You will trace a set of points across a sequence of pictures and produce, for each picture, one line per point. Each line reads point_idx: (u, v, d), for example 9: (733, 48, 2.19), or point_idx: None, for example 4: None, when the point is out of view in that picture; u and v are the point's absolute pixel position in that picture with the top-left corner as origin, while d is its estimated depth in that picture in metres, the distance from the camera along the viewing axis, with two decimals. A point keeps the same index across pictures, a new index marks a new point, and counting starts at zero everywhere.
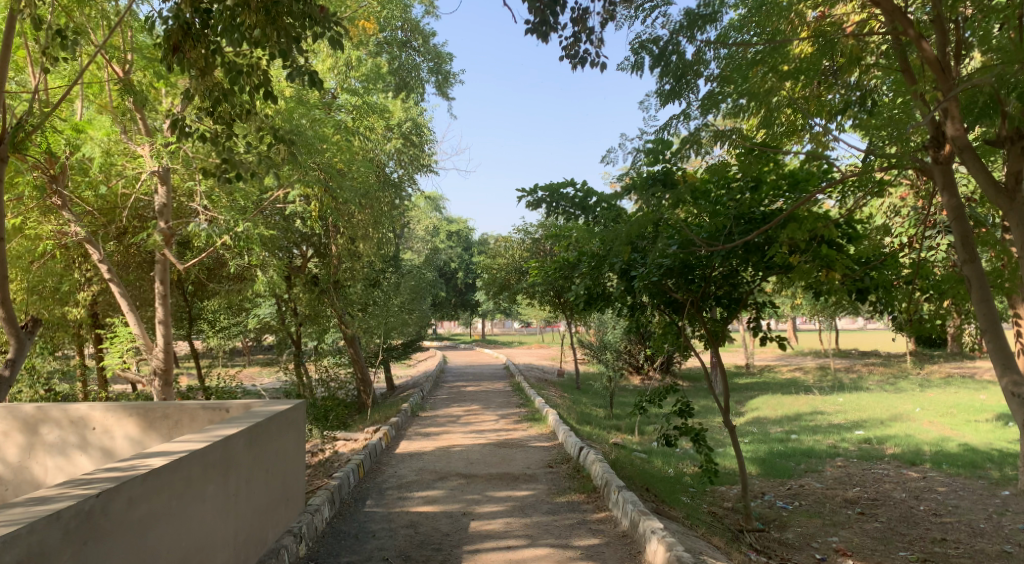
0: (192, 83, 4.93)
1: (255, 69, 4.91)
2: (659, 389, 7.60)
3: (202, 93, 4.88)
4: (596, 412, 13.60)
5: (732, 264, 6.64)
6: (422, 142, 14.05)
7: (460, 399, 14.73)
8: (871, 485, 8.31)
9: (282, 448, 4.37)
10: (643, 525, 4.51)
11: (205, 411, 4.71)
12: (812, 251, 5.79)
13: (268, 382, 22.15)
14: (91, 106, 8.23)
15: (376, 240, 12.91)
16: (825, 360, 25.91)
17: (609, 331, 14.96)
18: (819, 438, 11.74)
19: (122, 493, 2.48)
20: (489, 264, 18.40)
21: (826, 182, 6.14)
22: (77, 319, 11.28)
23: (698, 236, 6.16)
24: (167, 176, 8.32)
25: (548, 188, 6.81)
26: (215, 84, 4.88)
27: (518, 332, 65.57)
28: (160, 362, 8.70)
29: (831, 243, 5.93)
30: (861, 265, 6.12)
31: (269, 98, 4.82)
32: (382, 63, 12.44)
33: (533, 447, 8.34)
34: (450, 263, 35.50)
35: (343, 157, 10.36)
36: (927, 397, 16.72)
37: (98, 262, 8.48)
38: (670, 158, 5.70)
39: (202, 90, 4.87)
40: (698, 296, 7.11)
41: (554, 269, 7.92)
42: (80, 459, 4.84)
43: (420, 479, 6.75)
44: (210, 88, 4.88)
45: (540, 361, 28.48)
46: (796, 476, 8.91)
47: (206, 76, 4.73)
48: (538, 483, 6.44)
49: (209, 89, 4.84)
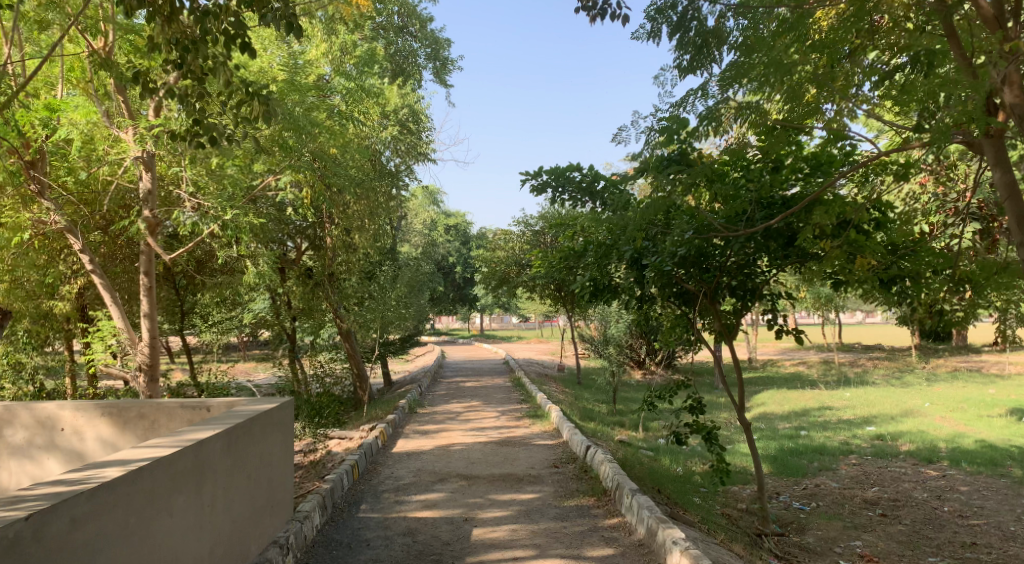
0: (157, 32, 4.69)
1: (224, 12, 4.62)
2: (669, 385, 7.22)
3: (167, 43, 4.68)
4: (599, 408, 13.23)
5: (747, 253, 6.30)
6: (420, 130, 13.61)
7: (459, 394, 14.36)
8: (890, 485, 7.96)
9: (266, 451, 3.99)
10: (662, 534, 4.14)
11: (183, 410, 4.33)
12: (842, 236, 5.41)
13: (264, 379, 21.79)
14: (73, 89, 7.88)
15: (372, 231, 12.51)
16: (829, 354, 25.60)
17: (612, 324, 14.57)
18: (830, 434, 11.39)
19: (61, 513, 2.12)
20: (488, 257, 17.95)
21: (848, 165, 5.76)
22: (64, 313, 10.90)
23: (716, 220, 5.84)
24: (152, 162, 7.92)
25: (552, 172, 6.37)
26: (181, 31, 4.62)
27: (517, 327, 65.05)
28: (144, 357, 8.29)
29: (859, 229, 5.57)
30: (892, 253, 5.76)
31: (246, 49, 4.57)
32: (377, 47, 12.03)
33: (536, 446, 7.96)
34: (449, 257, 35.06)
35: (337, 143, 9.96)
36: (936, 392, 16.39)
37: (79, 252, 8.09)
38: (685, 138, 5.41)
39: (166, 38, 4.67)
40: (711, 287, 6.74)
41: (558, 259, 7.50)
42: (48, 464, 4.45)
43: (419, 480, 6.37)
44: (175, 35, 4.61)
45: (540, 356, 28.08)
46: (811, 475, 8.56)
47: (171, 22, 4.59)
48: (543, 485, 6.07)
49: (176, 38, 4.64)
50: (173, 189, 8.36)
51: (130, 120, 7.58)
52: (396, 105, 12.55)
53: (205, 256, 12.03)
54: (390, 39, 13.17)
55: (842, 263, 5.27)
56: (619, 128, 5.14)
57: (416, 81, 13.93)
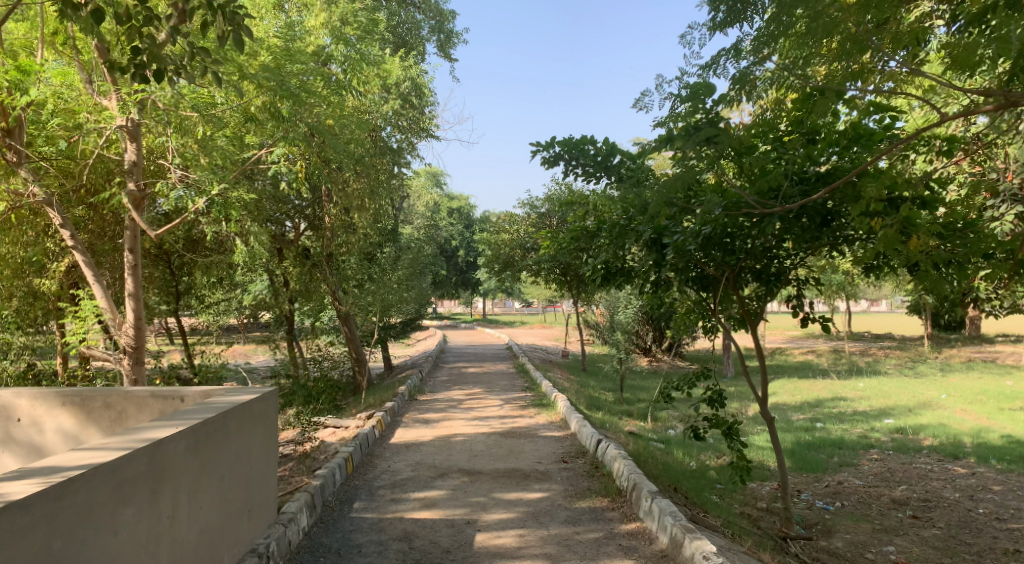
0: None
1: None
2: (687, 374, 6.67)
3: None
4: (605, 397, 12.75)
5: (777, 236, 5.79)
6: (423, 104, 12.94)
7: (461, 381, 13.89)
8: (918, 483, 7.49)
9: (244, 448, 3.54)
10: (690, 546, 3.69)
11: (155, 400, 3.89)
12: (894, 214, 4.85)
13: (262, 363, 21.43)
14: (56, 54, 7.41)
15: (372, 212, 11.98)
16: (839, 342, 25.07)
17: (621, 310, 14.06)
18: (846, 427, 10.93)
19: None
20: (492, 239, 17.37)
21: (889, 139, 5.24)
22: (52, 292, 10.45)
23: (748, 195, 5.31)
24: (138, 132, 7.41)
25: (564, 143, 5.80)
26: None
27: (519, 312, 64.62)
28: (130, 338, 7.80)
29: (918, 205, 4.92)
30: (948, 232, 5.16)
31: None
32: (377, 16, 11.41)
33: (543, 438, 7.51)
34: (452, 240, 34.47)
35: (336, 114, 9.41)
36: (951, 383, 15.89)
37: (60, 227, 7.61)
38: (713, 104, 4.91)
39: None
40: (734, 272, 6.25)
41: (568, 241, 6.99)
42: (3, 458, 4.00)
43: (418, 475, 5.93)
44: None
45: (544, 342, 27.62)
46: (831, 471, 8.12)
47: None
48: (552, 483, 5.62)
49: None
50: (160, 161, 7.85)
51: (113, 84, 7.05)
52: (397, 78, 11.98)
53: (196, 233, 11.50)
54: (394, 10, 12.63)
55: (896, 243, 4.69)
56: (641, 90, 4.59)
57: (419, 55, 13.37)
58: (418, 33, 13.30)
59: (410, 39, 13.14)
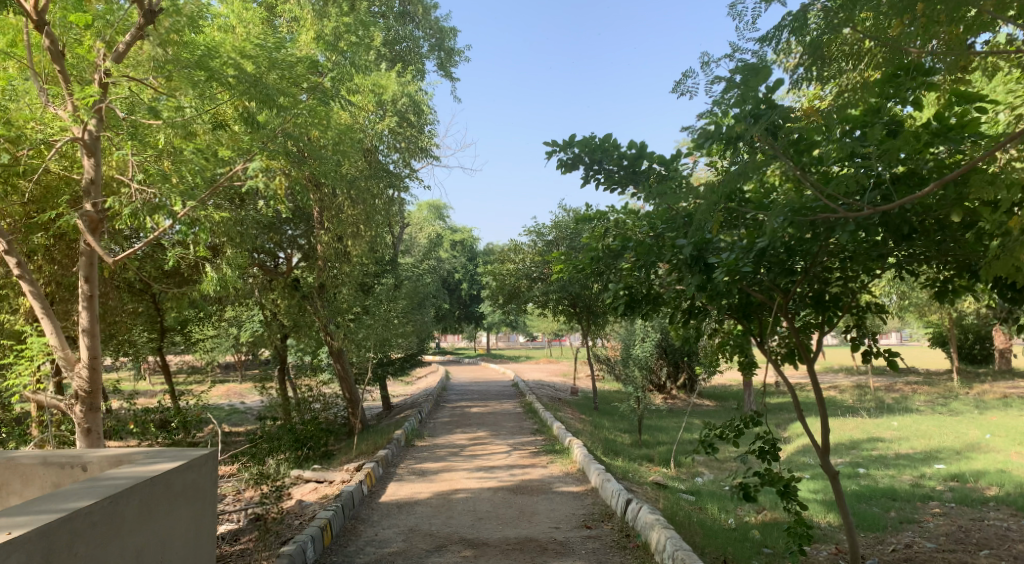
0: None
1: None
2: (733, 420, 5.49)
3: None
4: (621, 440, 11.63)
5: (850, 249, 4.74)
6: (422, 123, 12.10)
7: (464, 422, 12.77)
8: (1000, 546, 6.34)
9: (162, 532, 2.93)
10: None
11: (47, 469, 3.45)
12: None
13: (255, 404, 20.39)
14: (9, 60, 6.68)
15: (368, 239, 10.94)
16: (861, 377, 23.83)
17: (637, 344, 13.03)
18: (893, 474, 9.78)
19: None
20: (495, 270, 16.39)
21: (982, 132, 4.26)
22: (12, 330, 9.48)
23: (822, 197, 4.30)
24: (96, 146, 6.59)
25: (584, 143, 4.92)
26: None
27: (524, 347, 63.37)
28: (83, 382, 6.79)
29: None
30: None
31: None
32: (372, 28, 10.74)
33: (559, 494, 6.42)
34: (454, 273, 33.56)
35: (320, 124, 8.63)
36: (991, 421, 14.68)
37: (4, 254, 6.65)
38: (771, 91, 3.90)
39: None
40: (787, 297, 5.21)
41: (586, 264, 6.02)
42: None
43: (410, 548, 4.87)
44: None
45: (551, 377, 26.49)
46: (892, 529, 6.98)
47: None
48: (574, 560, 4.57)
49: None
50: (122, 178, 6.97)
51: (68, 91, 6.37)
52: (393, 94, 11.20)
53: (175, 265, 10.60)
54: (389, 26, 12.05)
55: None
56: (680, 74, 3.98)
57: (417, 71, 12.70)
58: (418, 51, 12.74)
59: (407, 57, 12.53)
